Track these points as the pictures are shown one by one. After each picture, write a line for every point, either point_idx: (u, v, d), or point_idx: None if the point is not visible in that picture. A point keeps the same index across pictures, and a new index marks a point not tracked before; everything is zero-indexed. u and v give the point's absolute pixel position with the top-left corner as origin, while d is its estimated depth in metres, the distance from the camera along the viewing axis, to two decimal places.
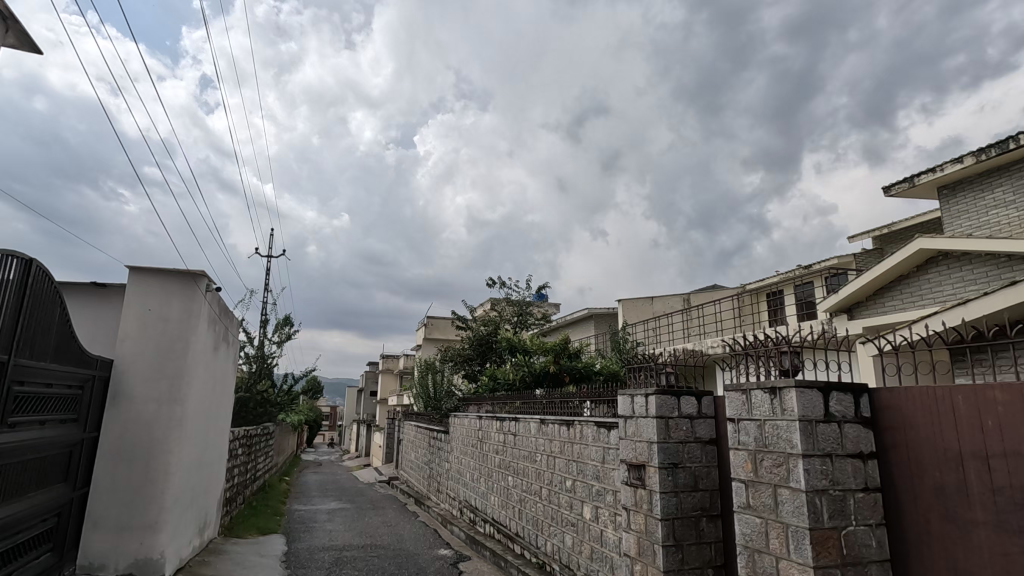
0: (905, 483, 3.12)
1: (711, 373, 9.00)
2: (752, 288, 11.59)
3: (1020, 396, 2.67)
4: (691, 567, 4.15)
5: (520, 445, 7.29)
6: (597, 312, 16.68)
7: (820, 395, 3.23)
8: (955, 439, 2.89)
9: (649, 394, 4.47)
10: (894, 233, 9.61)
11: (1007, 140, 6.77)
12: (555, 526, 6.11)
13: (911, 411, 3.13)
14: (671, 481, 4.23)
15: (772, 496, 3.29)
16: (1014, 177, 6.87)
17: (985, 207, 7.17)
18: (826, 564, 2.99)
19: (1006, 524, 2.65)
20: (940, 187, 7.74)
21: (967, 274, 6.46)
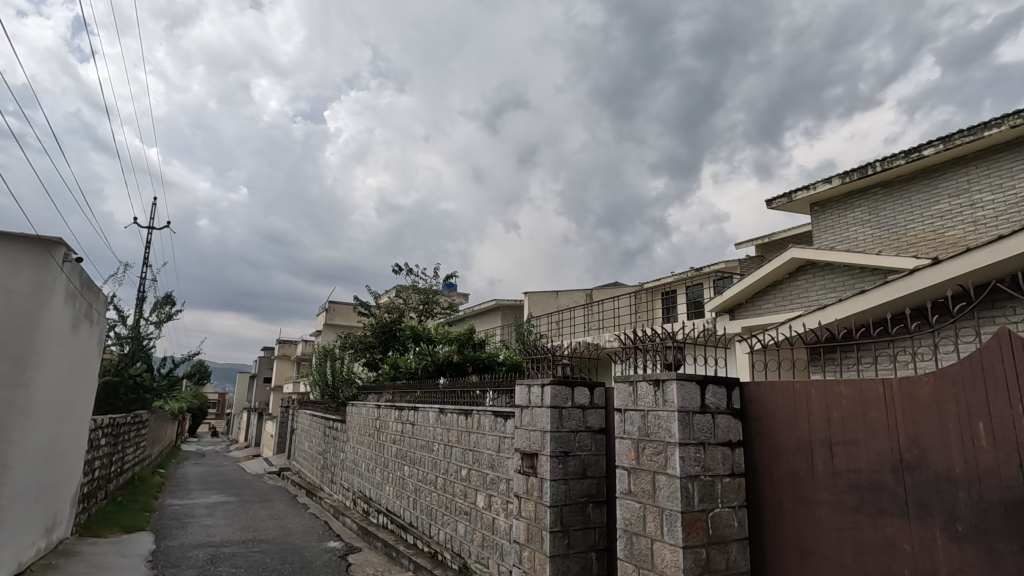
0: (765, 469, 3.43)
1: (607, 361, 9.64)
2: (649, 286, 12.27)
3: (860, 392, 3.02)
4: (576, 550, 4.33)
5: (418, 435, 7.21)
6: (504, 304, 16.84)
7: (698, 387, 3.46)
8: (806, 429, 3.23)
9: (545, 384, 4.58)
10: (775, 242, 10.53)
11: (867, 166, 7.65)
12: (449, 515, 6.12)
13: (773, 404, 3.45)
14: (561, 469, 4.37)
15: (651, 482, 3.50)
16: (871, 200, 7.81)
17: (847, 224, 8.07)
18: (694, 544, 3.22)
19: (843, 504, 3.01)
20: (812, 203, 8.60)
21: (829, 283, 7.24)
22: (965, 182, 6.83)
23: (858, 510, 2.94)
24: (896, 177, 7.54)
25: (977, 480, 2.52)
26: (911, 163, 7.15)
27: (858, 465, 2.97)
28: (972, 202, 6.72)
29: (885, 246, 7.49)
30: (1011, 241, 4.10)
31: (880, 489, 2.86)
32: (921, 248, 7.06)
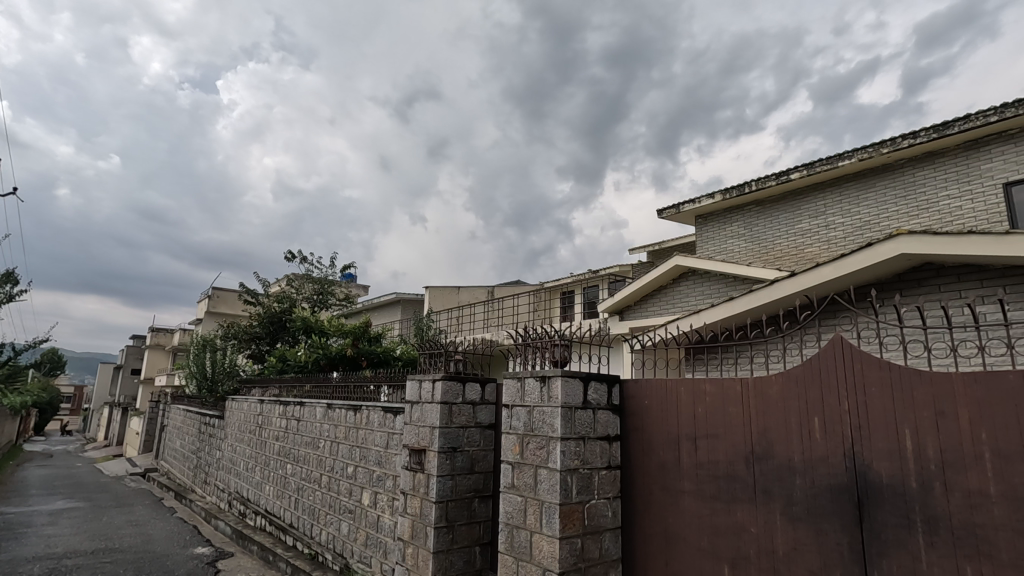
0: (638, 462, 3.65)
1: (501, 358, 9.84)
2: (548, 286, 12.61)
3: (722, 390, 3.29)
4: (460, 545, 4.33)
5: (303, 432, 6.86)
6: (405, 298, 16.52)
7: (581, 384, 3.60)
8: (675, 424, 3.48)
9: (436, 379, 4.54)
10: (664, 249, 11.25)
11: (744, 184, 8.39)
12: (331, 515, 5.89)
13: (648, 401, 3.67)
14: (449, 464, 4.36)
15: (532, 476, 3.59)
16: (747, 215, 8.59)
17: (725, 236, 8.81)
18: (570, 535, 3.35)
19: (703, 493, 3.27)
20: (697, 216, 9.30)
21: (707, 289, 7.87)
22: (822, 205, 7.73)
23: (715, 498, 3.21)
24: (767, 197, 8.36)
25: (811, 467, 2.86)
26: (780, 185, 7.96)
27: (717, 457, 3.24)
28: (826, 223, 7.62)
29: (755, 258, 8.27)
30: (853, 258, 4.67)
31: (734, 479, 3.15)
32: (785, 261, 7.88)
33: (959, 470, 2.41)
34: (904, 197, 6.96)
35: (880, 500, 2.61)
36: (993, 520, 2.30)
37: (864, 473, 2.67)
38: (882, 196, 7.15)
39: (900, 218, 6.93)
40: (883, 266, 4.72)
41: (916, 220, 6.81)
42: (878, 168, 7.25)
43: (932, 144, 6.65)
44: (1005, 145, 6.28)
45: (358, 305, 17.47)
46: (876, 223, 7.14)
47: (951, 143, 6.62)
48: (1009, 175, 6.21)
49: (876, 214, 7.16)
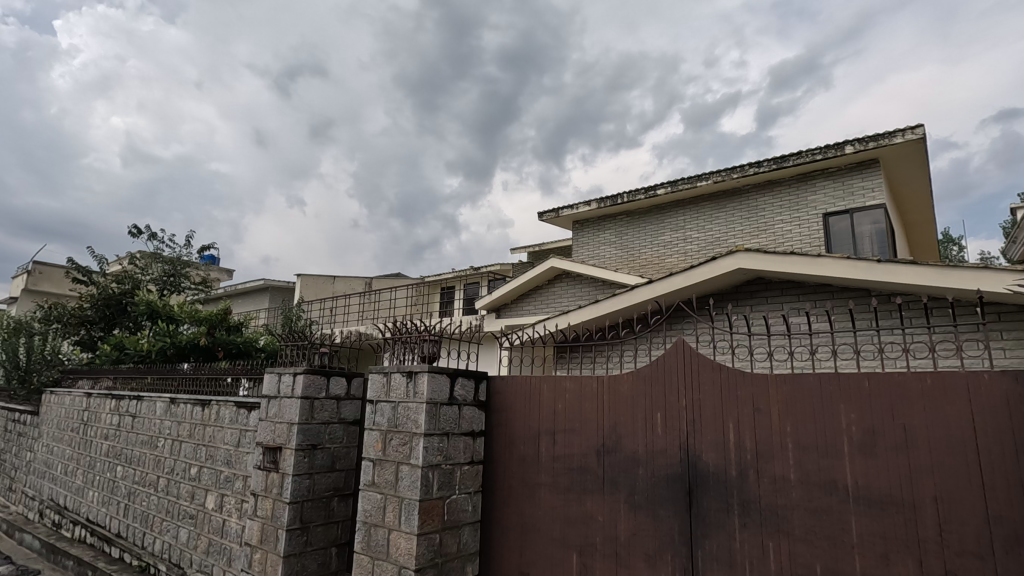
0: (499, 456, 3.74)
1: (368, 352, 9.84)
2: (429, 280, 12.48)
3: (580, 387, 3.48)
4: (315, 547, 4.12)
5: (140, 429, 6.11)
6: (274, 285, 15.42)
7: (448, 380, 3.61)
8: (537, 419, 3.62)
9: (297, 373, 4.28)
10: (543, 251, 11.65)
11: (617, 195, 8.94)
12: (169, 521, 5.31)
13: (513, 397, 3.76)
14: (307, 463, 4.13)
15: (394, 473, 3.53)
16: (619, 224, 9.19)
17: (598, 242, 9.33)
18: (428, 531, 3.33)
19: (557, 485, 3.44)
20: (574, 221, 9.75)
21: (578, 291, 8.27)
22: (683, 220, 8.49)
23: (568, 490, 3.39)
24: (637, 208, 9.00)
25: (652, 459, 3.12)
26: (648, 199, 8.60)
27: (572, 450, 3.43)
28: (685, 237, 8.38)
29: (623, 265, 8.87)
30: (702, 269, 5.18)
31: (586, 471, 3.35)
32: (648, 269, 8.54)
33: (768, 459, 2.77)
34: (748, 218, 7.87)
35: (706, 487, 2.92)
36: (791, 502, 2.68)
37: (694, 463, 2.98)
38: (731, 216, 8.03)
39: (743, 236, 7.82)
40: (726, 278, 5.28)
41: (756, 239, 7.73)
42: (730, 191, 8.12)
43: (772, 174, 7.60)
44: (826, 181, 7.35)
45: (218, 290, 15.96)
46: (725, 240, 8.00)
47: (786, 175, 7.62)
48: (828, 206, 7.28)
49: (726, 231, 8.01)
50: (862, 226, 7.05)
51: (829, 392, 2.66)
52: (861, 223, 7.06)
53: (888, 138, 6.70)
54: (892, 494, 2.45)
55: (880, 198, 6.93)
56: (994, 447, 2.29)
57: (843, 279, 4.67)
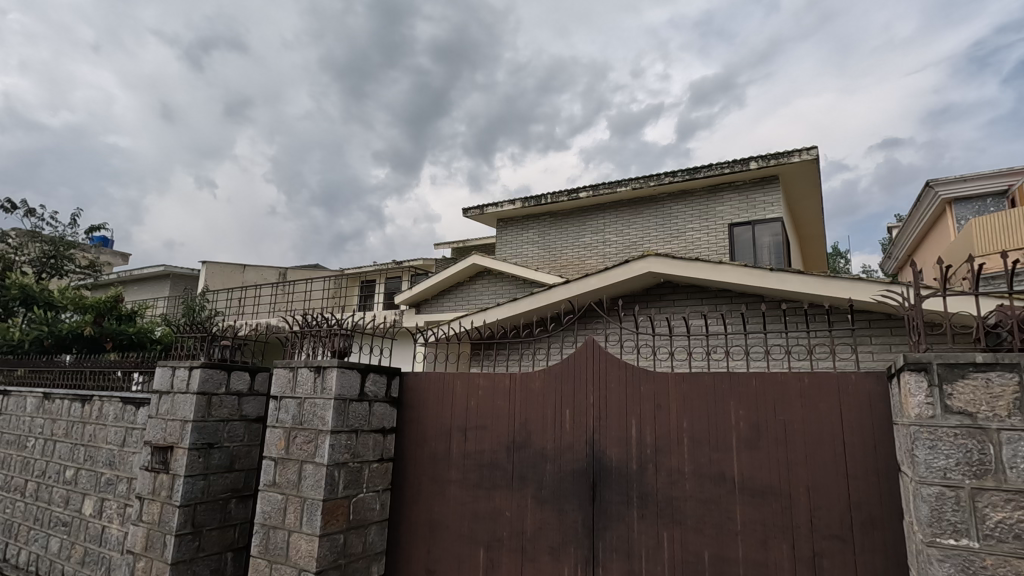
0: (409, 453, 3.68)
1: (276, 344, 9.40)
2: (349, 272, 12.09)
3: (493, 384, 3.50)
4: (208, 553, 3.86)
5: (5, 429, 5.45)
6: (176, 272, 14.30)
7: (359, 375, 3.51)
8: (449, 416, 3.60)
9: (193, 367, 4.00)
10: (467, 247, 11.63)
11: (541, 196, 9.08)
12: (37, 529, 4.79)
13: (426, 393, 3.72)
14: (202, 463, 3.87)
15: (296, 472, 3.38)
16: (542, 225, 9.33)
17: (522, 241, 9.43)
18: (332, 531, 3.22)
19: (467, 481, 3.45)
20: (498, 219, 9.80)
21: (499, 289, 8.32)
22: (602, 224, 8.77)
23: (478, 486, 3.41)
24: (560, 210, 9.19)
25: (559, 454, 3.20)
26: (570, 202, 8.81)
27: (483, 447, 3.44)
28: (604, 240, 8.66)
29: (545, 265, 9.03)
30: (616, 272, 5.37)
31: (496, 467, 3.38)
32: (568, 270, 8.74)
33: (666, 453, 2.92)
34: (662, 225, 8.26)
35: (609, 481, 3.03)
36: (684, 494, 2.84)
37: (598, 457, 3.09)
38: (647, 222, 8.39)
39: (658, 242, 8.21)
40: (638, 281, 5.51)
41: (668, 245, 8.13)
42: (647, 198, 8.48)
43: (685, 184, 8.03)
44: (733, 193, 7.87)
45: (110, 276, 14.58)
46: (640, 244, 8.34)
47: (698, 185, 8.07)
48: (734, 217, 7.80)
49: (642, 236, 8.37)
50: (762, 237, 7.61)
51: (722, 390, 2.85)
52: (761, 234, 7.61)
53: (787, 157, 7.29)
54: (771, 483, 2.66)
55: (778, 212, 7.51)
56: (858, 440, 2.54)
57: (742, 285, 5.01)
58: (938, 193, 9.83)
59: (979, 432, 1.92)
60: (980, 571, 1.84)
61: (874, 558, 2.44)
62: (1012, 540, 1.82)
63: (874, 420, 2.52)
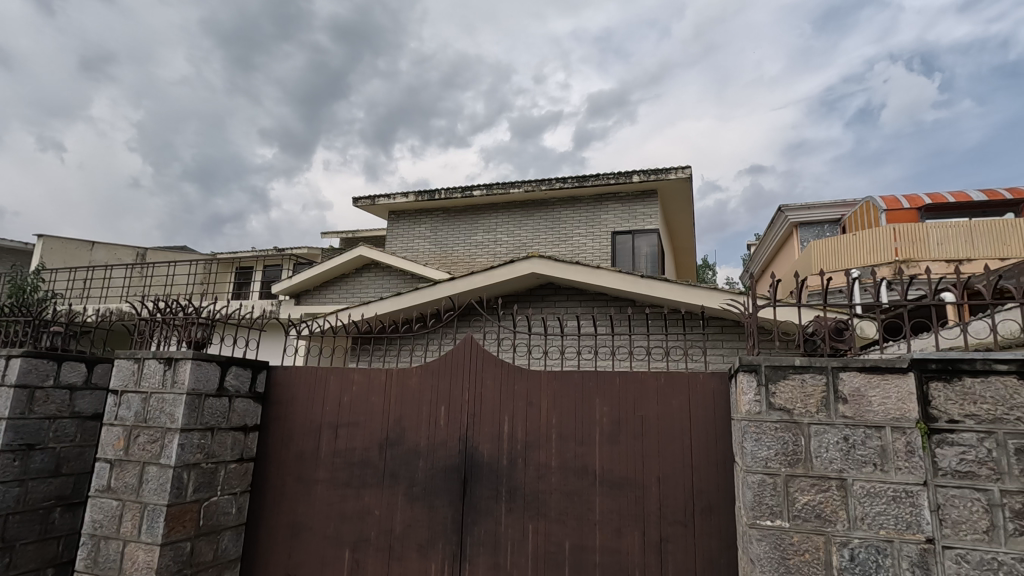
0: (273, 453, 3.46)
1: (124, 332, 8.36)
2: (222, 257, 11.13)
3: (368, 380, 3.40)
4: (21, 571, 3.33)
5: None
6: (4, 246, 12.24)
7: (218, 368, 3.25)
8: (319, 413, 3.44)
9: (12, 355, 3.45)
10: (356, 238, 11.21)
11: (435, 191, 8.98)
12: None
13: (295, 389, 3.52)
14: (17, 467, 3.34)
15: (136, 476, 3.05)
16: (434, 220, 9.24)
17: (413, 235, 9.26)
18: (177, 539, 2.94)
19: (335, 480, 3.32)
20: (390, 211, 9.54)
21: (386, 283, 8.09)
22: (494, 223, 8.88)
23: (347, 485, 3.29)
24: (453, 207, 9.16)
25: (432, 451, 3.19)
26: (464, 199, 8.81)
27: (354, 444, 3.33)
28: (495, 240, 8.77)
29: (434, 260, 8.93)
30: (501, 271, 5.46)
31: (367, 465, 3.28)
32: (458, 267, 8.72)
33: (535, 448, 3.02)
34: (550, 229, 8.55)
35: (480, 476, 3.07)
36: (550, 487, 2.96)
37: (470, 453, 3.12)
38: (537, 225, 8.63)
39: (546, 244, 8.48)
40: (522, 281, 5.65)
41: (555, 249, 8.42)
42: (538, 201, 8.73)
43: (574, 191, 8.37)
44: (616, 204, 8.35)
45: None
46: (529, 246, 8.56)
47: (585, 193, 8.46)
48: (616, 226, 8.27)
49: (531, 238, 8.59)
50: (640, 246, 8.14)
51: (589, 388, 3.01)
52: (639, 244, 8.15)
53: (665, 174, 7.89)
54: (628, 475, 2.86)
55: (655, 224, 8.10)
56: (703, 434, 2.80)
57: (616, 289, 5.32)
58: (787, 218, 11.17)
59: (795, 426, 2.20)
60: (788, 547, 2.11)
61: (710, 541, 2.70)
62: (814, 519, 2.11)
63: (717, 415, 2.80)
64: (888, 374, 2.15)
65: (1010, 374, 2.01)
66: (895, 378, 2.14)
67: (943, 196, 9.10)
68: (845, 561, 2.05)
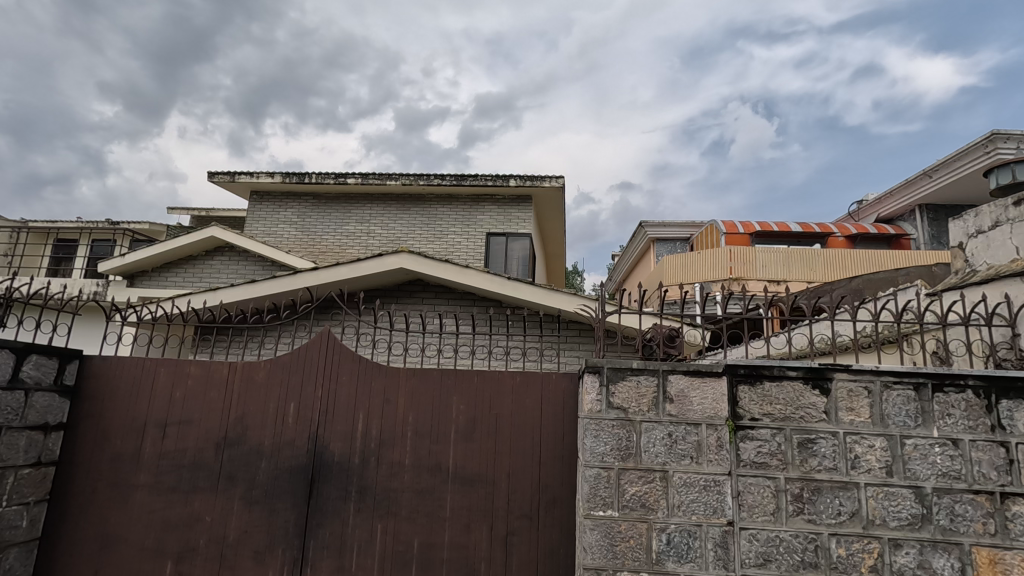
0: (83, 455, 3.02)
1: None
2: (35, 226, 9.45)
3: (207, 373, 3.10)
4: None
5: None
6: None
7: (11, 356, 2.76)
8: (144, 409, 3.06)
9: None
10: (210, 217, 10.17)
11: (304, 174, 8.43)
12: None
13: (116, 382, 3.10)
14: None
15: None
16: (302, 205, 8.68)
17: (277, 219, 8.63)
18: None
19: (159, 485, 2.97)
20: (252, 191, 8.77)
21: (239, 268, 7.43)
22: (368, 215, 8.57)
23: (173, 489, 2.97)
24: (324, 193, 8.68)
25: (277, 450, 2.99)
26: (336, 186, 8.39)
27: (185, 445, 3.01)
28: (367, 231, 8.47)
29: (299, 248, 8.40)
30: (368, 263, 5.28)
31: (199, 467, 2.99)
32: (324, 257, 8.30)
33: (389, 446, 2.97)
34: (426, 225, 8.46)
35: (328, 476, 2.94)
36: (402, 485, 2.92)
37: (319, 452, 2.98)
38: (412, 220, 8.49)
39: (420, 240, 8.38)
40: (390, 275, 5.51)
41: (429, 245, 8.35)
42: (415, 196, 8.58)
43: (452, 189, 8.37)
44: (493, 206, 8.50)
45: None
46: (403, 240, 8.40)
47: (463, 193, 8.49)
48: (492, 228, 8.42)
49: (405, 232, 8.43)
50: (513, 249, 8.36)
51: (448, 385, 3.02)
52: (512, 246, 8.37)
53: (541, 181, 8.21)
54: (481, 472, 2.92)
55: (528, 229, 8.38)
56: (552, 430, 2.95)
57: (483, 290, 5.41)
58: (646, 232, 12.19)
59: (628, 423, 2.40)
60: (616, 535, 2.30)
61: (552, 532, 2.85)
62: (638, 508, 2.32)
63: (566, 413, 2.96)
64: (707, 377, 2.44)
65: (798, 380, 2.41)
66: (712, 380, 2.43)
67: (770, 225, 10.54)
68: (662, 545, 2.29)
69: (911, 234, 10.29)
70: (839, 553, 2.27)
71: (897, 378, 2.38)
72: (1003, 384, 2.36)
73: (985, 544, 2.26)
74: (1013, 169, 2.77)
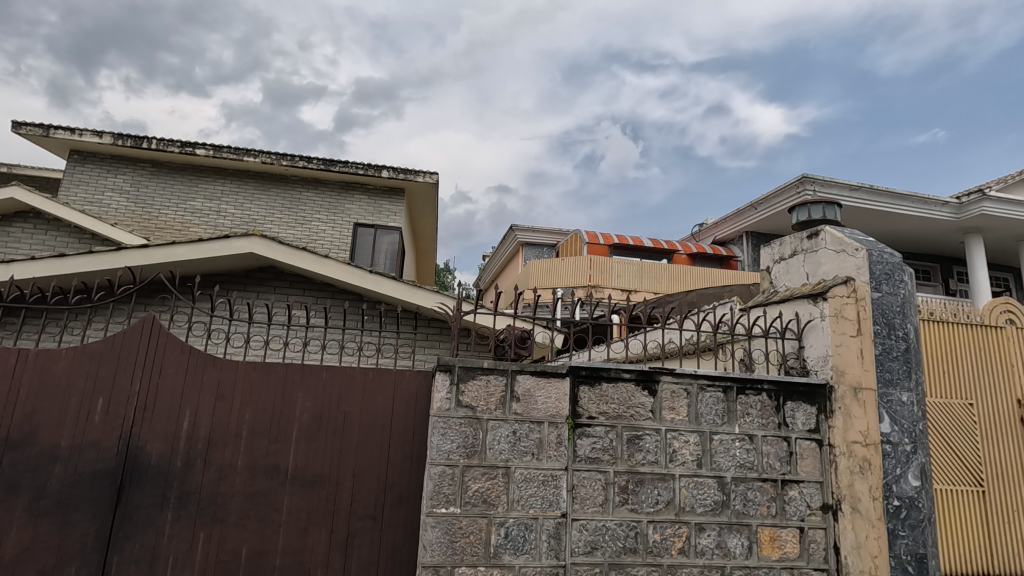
0: None
1: None
2: None
3: None
4: None
5: None
6: None
7: None
8: None
9: None
10: (12, 175, 8.50)
11: (142, 138, 7.40)
12: None
13: None
14: None
15: None
16: (138, 172, 7.61)
17: (103, 186, 7.48)
18: None
19: None
20: (72, 150, 7.50)
21: (48, 239, 6.32)
22: (219, 191, 7.77)
23: None
24: (167, 162, 7.70)
25: (77, 453, 2.59)
26: (182, 156, 7.49)
27: None
28: (217, 210, 7.69)
29: (131, 222, 7.39)
30: (212, 245, 4.78)
31: None
32: (162, 235, 7.39)
33: (219, 446, 2.71)
34: (287, 208, 7.89)
35: (142, 482, 2.61)
36: (232, 489, 2.68)
37: (132, 455, 2.63)
38: (271, 202, 7.87)
39: (280, 224, 7.80)
40: (236, 260, 5.04)
41: (290, 231, 7.81)
42: (277, 176, 7.96)
43: (319, 173, 7.90)
44: (363, 195, 8.18)
45: None
46: (260, 223, 7.76)
47: (331, 178, 8.05)
48: (360, 218, 8.10)
49: (262, 215, 7.79)
50: (381, 243, 8.13)
51: (292, 381, 2.84)
52: (380, 239, 8.13)
53: (415, 176, 8.08)
54: (323, 473, 2.78)
55: (399, 223, 8.20)
56: (402, 428, 2.91)
57: (341, 282, 5.17)
58: (517, 236, 12.60)
59: (476, 421, 2.45)
60: (456, 531, 2.34)
61: (394, 532, 2.81)
62: (480, 504, 2.38)
63: (416, 411, 2.93)
64: (551, 378, 2.56)
65: (631, 381, 2.64)
66: (556, 380, 2.57)
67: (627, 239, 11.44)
68: (500, 539, 2.37)
69: (739, 257, 11.81)
70: (655, 538, 2.53)
71: (711, 381, 2.72)
72: (789, 388, 2.80)
73: (768, 524, 2.66)
74: (809, 209, 3.28)
